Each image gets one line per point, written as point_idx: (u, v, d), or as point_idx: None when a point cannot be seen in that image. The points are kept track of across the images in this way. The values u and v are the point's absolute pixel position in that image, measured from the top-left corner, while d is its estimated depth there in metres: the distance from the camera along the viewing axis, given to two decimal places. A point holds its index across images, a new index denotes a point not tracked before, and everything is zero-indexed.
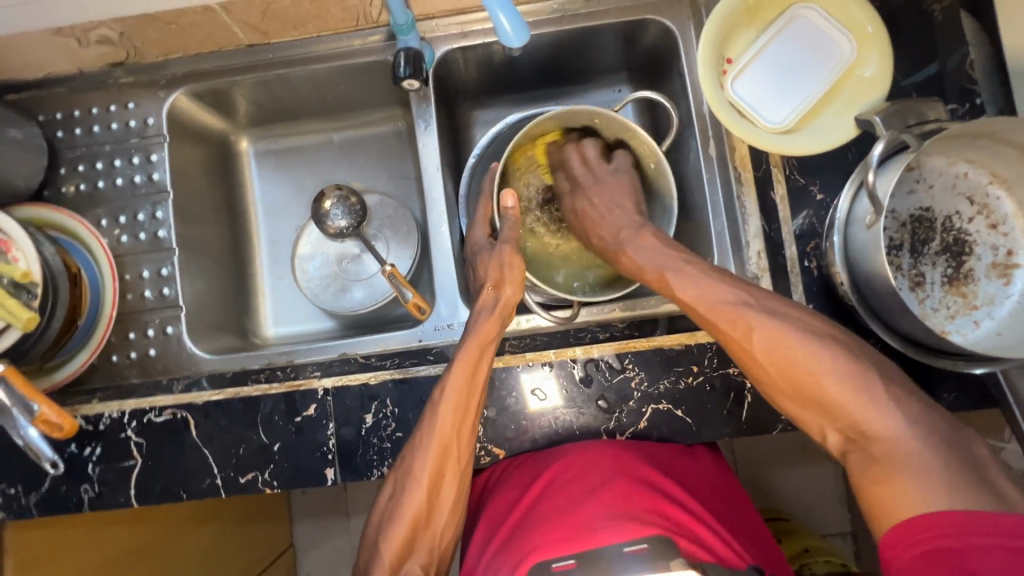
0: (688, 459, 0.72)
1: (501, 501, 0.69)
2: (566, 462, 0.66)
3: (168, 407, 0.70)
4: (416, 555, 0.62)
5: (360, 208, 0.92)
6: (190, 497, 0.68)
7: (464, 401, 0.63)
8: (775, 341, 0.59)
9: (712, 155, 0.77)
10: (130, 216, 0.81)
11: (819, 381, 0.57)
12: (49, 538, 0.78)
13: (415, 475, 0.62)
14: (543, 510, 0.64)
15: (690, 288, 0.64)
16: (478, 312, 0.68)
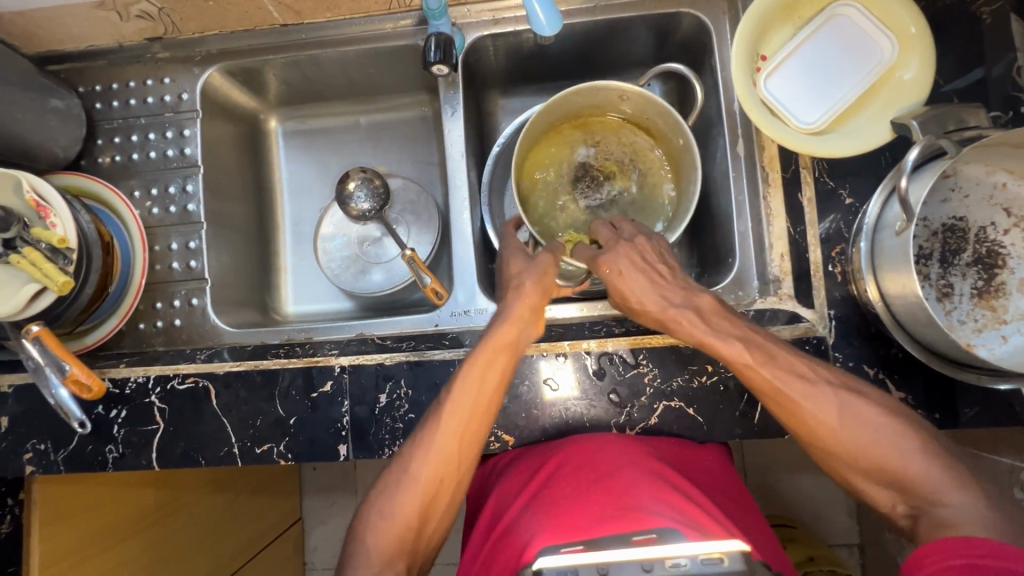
0: (698, 454, 0.72)
1: (512, 484, 0.70)
2: (574, 449, 0.67)
3: (190, 375, 0.72)
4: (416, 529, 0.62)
5: (383, 192, 0.95)
6: (209, 463, 0.70)
7: (481, 391, 0.63)
8: (859, 436, 0.59)
9: (740, 154, 0.76)
10: (162, 188, 0.83)
11: (897, 466, 0.58)
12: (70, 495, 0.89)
13: (424, 463, 0.62)
14: (553, 491, 0.63)
15: (777, 378, 0.60)
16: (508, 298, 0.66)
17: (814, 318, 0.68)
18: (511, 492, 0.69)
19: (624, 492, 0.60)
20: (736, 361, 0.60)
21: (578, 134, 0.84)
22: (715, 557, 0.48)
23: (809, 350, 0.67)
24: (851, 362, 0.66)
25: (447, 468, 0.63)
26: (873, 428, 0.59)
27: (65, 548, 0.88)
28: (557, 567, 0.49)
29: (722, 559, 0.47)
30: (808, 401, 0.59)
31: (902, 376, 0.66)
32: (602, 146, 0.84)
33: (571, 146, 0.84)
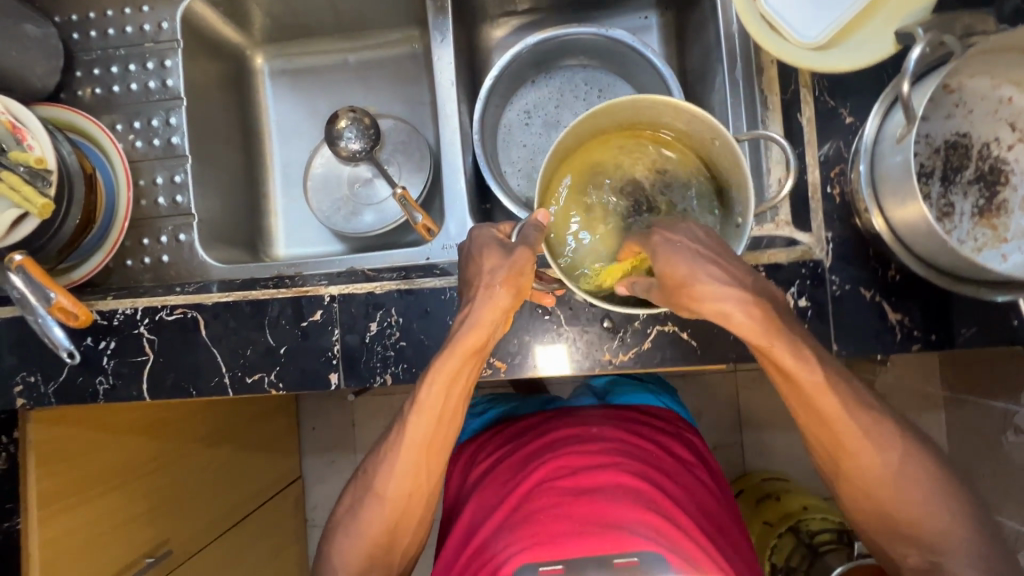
0: (676, 464, 0.77)
1: (490, 492, 0.76)
2: (551, 463, 0.72)
3: (178, 306, 0.71)
4: (405, 515, 0.69)
5: (373, 131, 0.93)
6: (200, 393, 0.70)
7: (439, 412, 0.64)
8: (841, 413, 0.59)
9: (738, 78, 0.74)
10: (144, 121, 0.80)
11: (855, 440, 0.59)
12: (66, 439, 0.89)
13: (399, 474, 0.67)
14: (532, 503, 0.67)
15: (822, 378, 0.57)
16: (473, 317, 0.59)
17: (811, 241, 0.67)
18: (490, 497, 0.75)
19: (596, 501, 0.64)
20: (795, 377, 0.56)
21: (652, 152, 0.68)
22: None
23: (806, 273, 0.66)
24: (848, 285, 0.65)
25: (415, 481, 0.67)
26: (852, 396, 0.59)
27: (62, 490, 0.89)
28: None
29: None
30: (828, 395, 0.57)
31: (899, 299, 0.65)
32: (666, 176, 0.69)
33: (636, 161, 0.69)
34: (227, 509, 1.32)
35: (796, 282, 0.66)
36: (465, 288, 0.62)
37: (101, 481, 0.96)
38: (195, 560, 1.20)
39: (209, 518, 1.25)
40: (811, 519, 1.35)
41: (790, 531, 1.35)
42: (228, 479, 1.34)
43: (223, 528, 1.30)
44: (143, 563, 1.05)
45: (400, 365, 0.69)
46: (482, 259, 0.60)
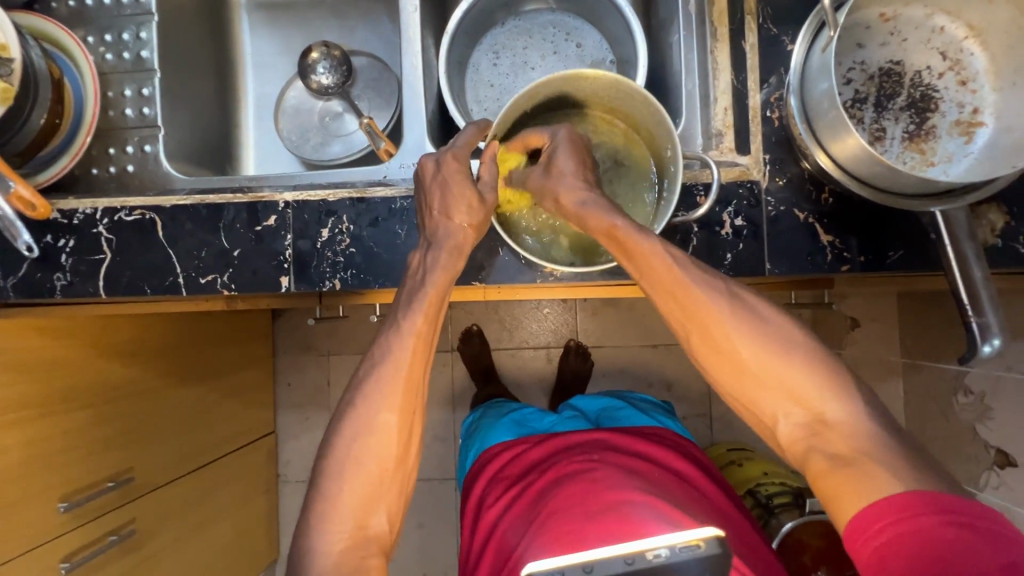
0: (683, 480, 0.84)
1: (507, 537, 0.78)
2: (568, 489, 0.76)
3: (137, 208, 0.73)
4: (386, 493, 0.66)
5: (344, 64, 0.96)
6: (154, 292, 0.72)
7: (409, 355, 0.67)
8: (751, 353, 0.60)
9: (692, 12, 0.76)
10: (115, 35, 0.82)
11: (770, 381, 0.59)
12: (31, 351, 0.91)
13: (372, 427, 0.66)
14: (555, 512, 0.73)
15: (727, 317, 0.61)
16: (428, 254, 0.67)
17: (749, 163, 0.69)
18: (512, 536, 0.77)
19: (609, 519, 0.68)
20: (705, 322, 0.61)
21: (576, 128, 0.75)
22: (692, 544, 0.48)
23: (743, 194, 0.68)
24: (782, 206, 0.68)
25: (399, 443, 0.67)
26: (758, 332, 0.60)
27: (23, 401, 0.90)
28: (545, 569, 0.47)
29: (700, 545, 0.48)
30: (727, 330, 0.61)
31: (831, 220, 0.67)
32: (615, 157, 0.74)
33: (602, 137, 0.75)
34: (195, 450, 1.34)
35: (734, 202, 0.68)
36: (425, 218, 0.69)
37: (65, 397, 0.98)
38: (159, 493, 1.22)
39: (176, 455, 1.27)
40: (769, 482, 1.39)
41: (748, 493, 1.38)
42: (200, 419, 1.36)
43: (192, 467, 1.32)
44: (106, 485, 1.06)
45: (349, 271, 0.71)
46: (426, 198, 0.68)
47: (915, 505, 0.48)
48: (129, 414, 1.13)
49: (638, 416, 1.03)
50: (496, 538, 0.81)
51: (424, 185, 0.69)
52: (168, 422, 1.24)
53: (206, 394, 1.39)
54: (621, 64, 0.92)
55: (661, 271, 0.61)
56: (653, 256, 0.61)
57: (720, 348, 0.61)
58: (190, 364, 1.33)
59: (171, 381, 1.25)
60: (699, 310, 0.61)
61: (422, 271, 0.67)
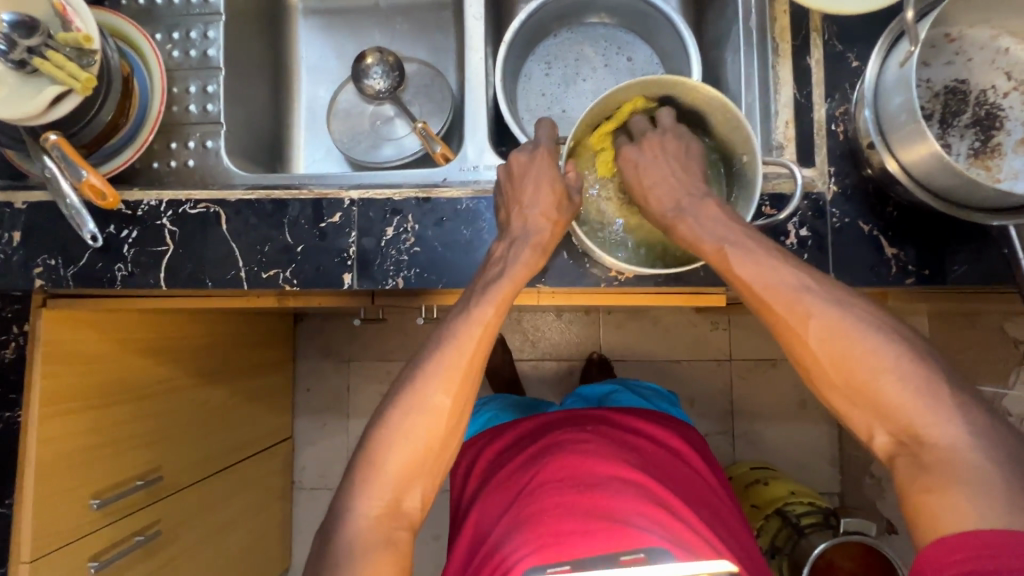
0: (673, 461, 0.87)
1: (493, 503, 0.82)
2: (556, 470, 0.78)
3: (202, 201, 0.73)
4: (423, 482, 0.66)
5: (397, 70, 0.97)
6: (215, 285, 0.72)
7: (473, 342, 0.66)
8: (831, 346, 0.59)
9: (753, 27, 0.78)
10: (183, 33, 0.83)
11: (843, 372, 0.59)
12: (74, 343, 0.90)
13: (424, 405, 0.65)
14: (541, 497, 0.75)
15: (802, 307, 0.61)
16: (511, 246, 0.68)
17: (814, 175, 0.70)
18: (497, 504, 0.81)
19: (594, 509, 0.71)
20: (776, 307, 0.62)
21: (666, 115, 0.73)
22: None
23: (808, 205, 0.69)
24: (847, 218, 0.68)
25: (447, 422, 0.66)
26: (844, 325, 0.59)
27: (65, 392, 0.89)
28: None
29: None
30: (811, 316, 0.60)
31: (895, 234, 0.68)
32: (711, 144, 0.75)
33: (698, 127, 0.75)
34: (217, 452, 1.32)
35: (798, 212, 0.69)
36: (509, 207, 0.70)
37: (101, 393, 0.97)
38: (184, 493, 1.20)
39: (199, 458, 1.25)
40: (797, 502, 1.37)
41: (776, 513, 1.37)
42: (223, 421, 1.34)
43: (215, 468, 1.31)
44: (135, 483, 1.05)
45: (412, 270, 0.71)
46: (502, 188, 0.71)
47: (983, 544, 0.48)
48: (156, 414, 1.11)
49: (634, 398, 1.04)
50: (483, 501, 0.84)
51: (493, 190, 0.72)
52: (192, 426, 1.22)
53: (230, 394, 1.38)
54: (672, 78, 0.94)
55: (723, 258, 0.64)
56: (717, 253, 0.64)
57: (787, 331, 0.62)
58: (217, 367, 1.31)
59: (195, 384, 1.23)
60: (775, 291, 0.62)
61: (501, 263, 0.68)
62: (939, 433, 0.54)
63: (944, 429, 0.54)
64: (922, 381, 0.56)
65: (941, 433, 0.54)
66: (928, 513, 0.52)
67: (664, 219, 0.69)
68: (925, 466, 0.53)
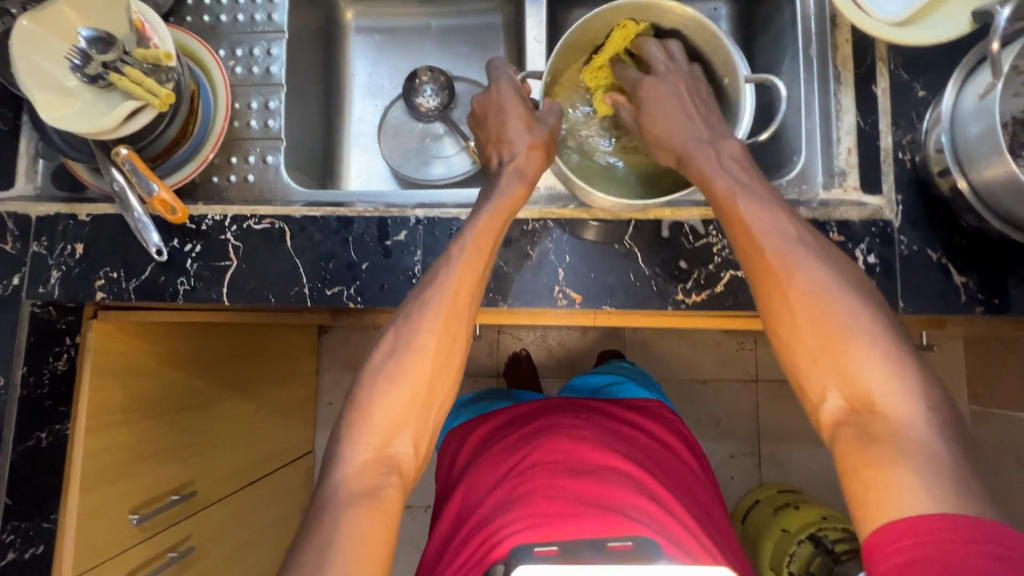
0: (666, 452, 0.88)
1: (483, 479, 0.83)
2: (551, 451, 0.80)
3: (267, 217, 0.73)
4: (407, 434, 0.64)
5: (448, 88, 0.99)
6: (278, 301, 0.72)
7: (457, 287, 0.67)
8: (818, 305, 0.58)
9: (813, 54, 0.78)
10: (247, 50, 0.84)
11: (834, 331, 0.57)
12: (117, 354, 0.88)
13: (412, 352, 0.65)
14: (536, 479, 0.76)
15: (784, 258, 0.60)
16: (504, 177, 0.71)
17: (881, 203, 0.70)
18: (486, 481, 0.83)
19: (587, 489, 0.72)
20: (771, 265, 0.60)
21: (674, 45, 0.76)
22: None
23: (876, 231, 0.69)
24: (916, 246, 0.68)
25: (435, 365, 0.66)
26: (828, 279, 0.59)
27: (106, 402, 0.87)
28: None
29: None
30: (799, 275, 0.59)
31: (964, 262, 0.68)
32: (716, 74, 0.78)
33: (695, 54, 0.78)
34: (245, 466, 1.30)
35: (866, 238, 0.69)
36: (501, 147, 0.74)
37: (140, 407, 0.95)
38: (208, 512, 1.15)
39: (228, 472, 1.23)
40: (830, 527, 1.35)
41: (809, 537, 1.35)
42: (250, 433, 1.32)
43: (244, 483, 1.29)
44: (170, 499, 1.02)
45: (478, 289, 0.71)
46: (492, 126, 0.76)
47: (936, 527, 0.45)
48: (188, 429, 1.09)
49: (637, 389, 1.03)
50: (472, 478, 0.85)
51: (479, 127, 0.79)
52: (222, 441, 1.20)
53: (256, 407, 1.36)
54: None
55: (724, 208, 0.64)
56: (724, 201, 0.64)
57: (774, 282, 0.60)
58: (245, 379, 1.30)
59: (224, 397, 1.21)
60: (766, 239, 0.61)
61: (486, 199, 0.70)
62: (894, 405, 0.52)
63: (902, 406, 0.52)
64: (903, 356, 0.54)
65: (900, 409, 0.52)
66: (869, 489, 0.49)
67: (679, 150, 0.70)
68: (873, 434, 0.52)
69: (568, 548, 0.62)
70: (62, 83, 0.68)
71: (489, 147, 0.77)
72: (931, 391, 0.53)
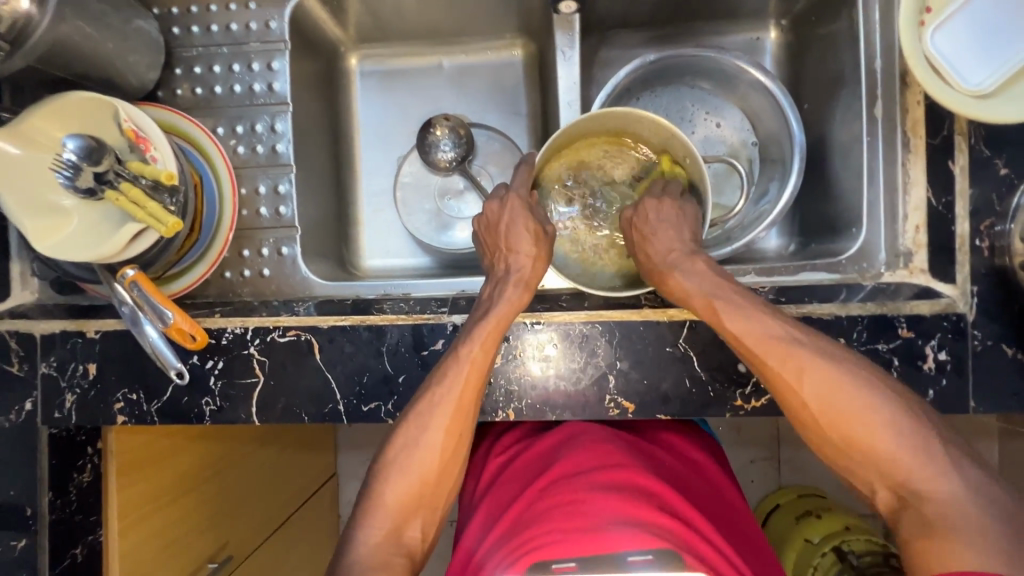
0: (700, 471, 0.74)
1: (503, 495, 0.69)
2: (565, 467, 0.66)
3: (291, 328, 0.68)
4: (418, 514, 0.61)
5: (467, 141, 0.90)
6: (312, 419, 0.68)
7: (464, 380, 0.62)
8: (849, 402, 0.56)
9: (878, 115, 0.71)
10: (247, 126, 0.77)
11: (885, 451, 0.55)
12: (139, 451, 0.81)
13: (419, 443, 0.61)
14: (544, 502, 0.61)
15: (809, 371, 0.57)
16: (496, 288, 0.67)
17: (953, 294, 0.66)
18: (500, 503, 0.68)
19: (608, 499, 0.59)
20: (785, 377, 0.58)
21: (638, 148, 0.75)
22: None
23: (948, 327, 0.64)
24: (990, 341, 0.64)
25: (444, 459, 0.62)
26: (842, 375, 0.57)
27: (141, 498, 0.82)
28: None
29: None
30: (818, 380, 0.57)
31: None
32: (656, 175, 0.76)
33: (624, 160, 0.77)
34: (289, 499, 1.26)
35: (938, 335, 0.64)
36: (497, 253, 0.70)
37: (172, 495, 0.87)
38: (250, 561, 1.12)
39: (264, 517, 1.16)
40: None
41: None
42: (291, 462, 1.27)
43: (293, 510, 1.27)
44: (209, 567, 0.98)
45: (523, 401, 0.68)
46: (487, 238, 0.72)
47: None
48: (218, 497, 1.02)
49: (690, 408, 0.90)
50: (491, 494, 0.71)
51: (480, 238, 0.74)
52: (260, 489, 1.15)
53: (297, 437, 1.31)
54: (766, 147, 0.88)
55: (708, 309, 0.62)
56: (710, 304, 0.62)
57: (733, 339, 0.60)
58: (283, 427, 1.24)
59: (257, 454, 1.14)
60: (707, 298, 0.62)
61: (488, 303, 0.66)
62: (906, 459, 0.54)
63: (942, 482, 0.52)
64: (886, 408, 0.56)
65: (941, 487, 0.52)
66: (927, 556, 0.50)
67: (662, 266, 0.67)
68: (926, 519, 0.51)
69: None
70: (56, 202, 0.60)
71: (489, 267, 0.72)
72: (965, 466, 0.53)
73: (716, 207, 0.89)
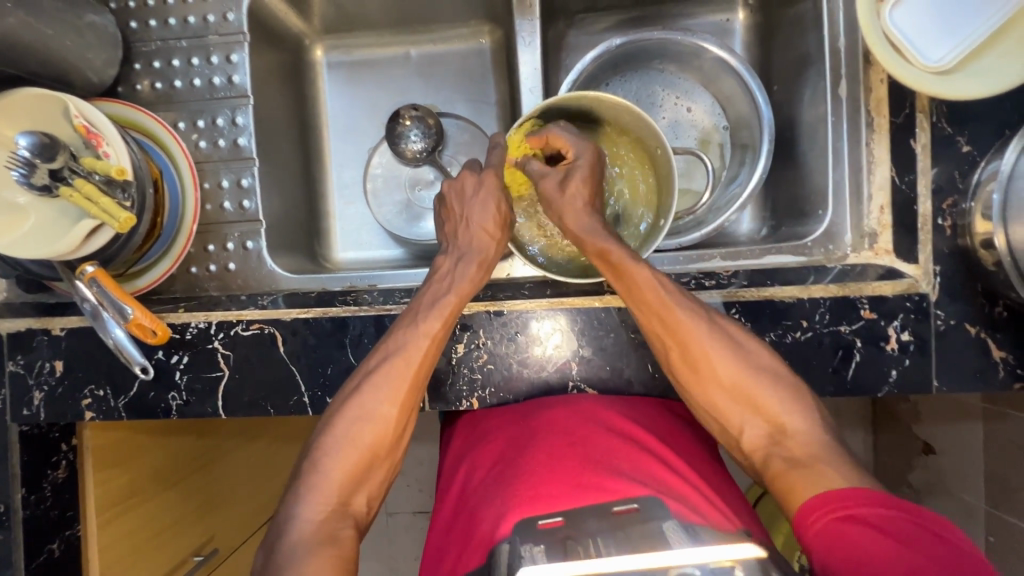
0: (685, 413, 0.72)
1: (481, 460, 0.65)
2: (549, 423, 0.63)
3: (255, 321, 0.68)
4: (365, 487, 0.59)
5: (437, 132, 0.88)
6: (278, 412, 0.68)
7: (420, 357, 0.61)
8: (727, 359, 0.59)
9: (842, 95, 0.71)
10: (209, 120, 0.77)
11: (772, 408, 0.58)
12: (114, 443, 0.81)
13: (371, 419, 0.60)
14: (533, 461, 0.60)
15: (704, 337, 0.60)
16: (457, 264, 0.67)
17: (916, 274, 0.65)
18: (485, 462, 0.65)
19: (598, 464, 0.58)
20: (683, 336, 0.60)
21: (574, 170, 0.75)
22: (725, 566, 0.42)
23: (910, 307, 0.64)
24: (952, 320, 0.64)
25: (394, 436, 0.60)
26: (734, 347, 0.60)
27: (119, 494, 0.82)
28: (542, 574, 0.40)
29: (734, 569, 0.42)
30: (699, 334, 0.60)
31: (1004, 335, 0.63)
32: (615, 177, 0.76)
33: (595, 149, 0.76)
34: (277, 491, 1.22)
35: (901, 316, 0.64)
36: (456, 227, 0.70)
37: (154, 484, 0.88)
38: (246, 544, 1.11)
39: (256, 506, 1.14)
40: None
41: None
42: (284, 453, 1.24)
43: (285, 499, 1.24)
44: (193, 561, 0.95)
45: (487, 389, 0.68)
46: (452, 204, 0.71)
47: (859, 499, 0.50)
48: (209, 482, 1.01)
49: None
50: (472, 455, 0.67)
51: (447, 202, 0.72)
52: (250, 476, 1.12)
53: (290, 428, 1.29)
54: (737, 131, 0.86)
55: (647, 292, 0.60)
56: (648, 288, 0.60)
57: (681, 334, 0.60)
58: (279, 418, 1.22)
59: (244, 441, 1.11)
60: (670, 305, 0.60)
61: (448, 279, 0.66)
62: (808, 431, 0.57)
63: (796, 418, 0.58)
64: (790, 388, 0.59)
65: (798, 423, 0.57)
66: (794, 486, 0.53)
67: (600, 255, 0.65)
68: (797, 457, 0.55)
69: (572, 521, 0.50)
70: (11, 199, 0.60)
71: (446, 236, 0.72)
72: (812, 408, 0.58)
73: (687, 193, 0.88)
